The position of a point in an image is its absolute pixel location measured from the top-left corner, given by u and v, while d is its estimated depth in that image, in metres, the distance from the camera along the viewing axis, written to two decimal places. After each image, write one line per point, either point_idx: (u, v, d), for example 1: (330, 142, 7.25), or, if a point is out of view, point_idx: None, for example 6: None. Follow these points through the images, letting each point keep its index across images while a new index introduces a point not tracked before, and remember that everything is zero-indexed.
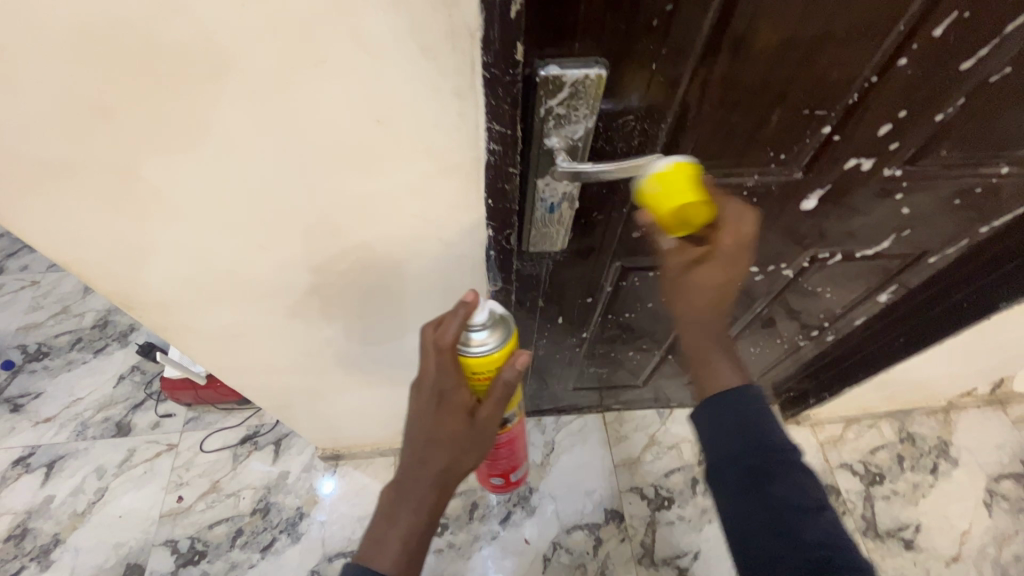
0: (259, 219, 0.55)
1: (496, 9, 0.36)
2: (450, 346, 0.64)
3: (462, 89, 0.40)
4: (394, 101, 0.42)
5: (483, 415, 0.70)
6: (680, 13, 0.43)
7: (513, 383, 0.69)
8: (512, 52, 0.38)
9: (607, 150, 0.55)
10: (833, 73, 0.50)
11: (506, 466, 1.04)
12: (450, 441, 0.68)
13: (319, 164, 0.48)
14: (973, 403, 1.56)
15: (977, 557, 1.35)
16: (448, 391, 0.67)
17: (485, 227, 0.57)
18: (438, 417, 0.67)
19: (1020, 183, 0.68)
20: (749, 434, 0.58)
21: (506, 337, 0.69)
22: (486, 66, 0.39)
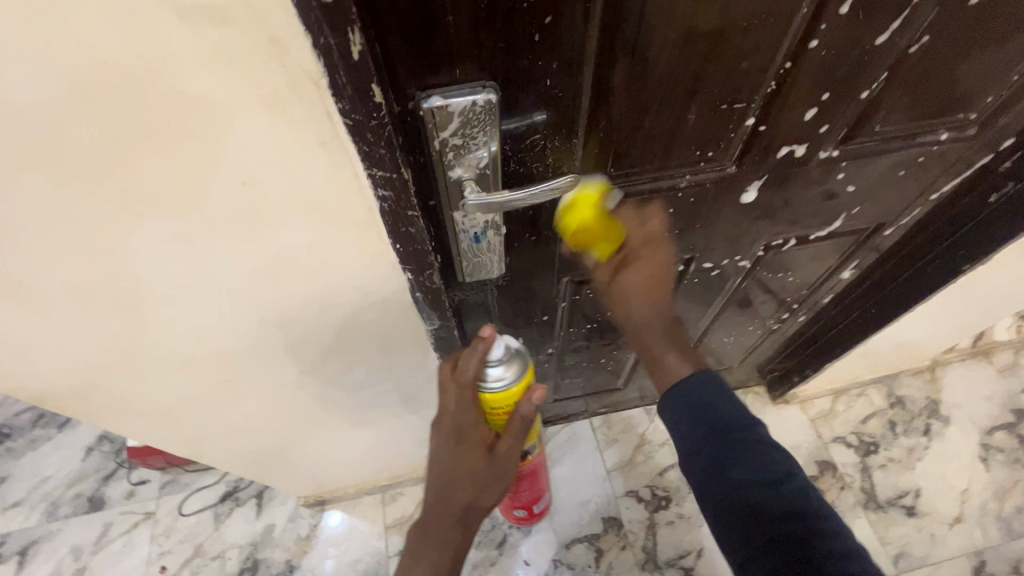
0: (151, 300, 0.50)
1: (336, 54, 0.32)
2: (466, 386, 0.58)
3: (326, 138, 0.36)
4: (254, 160, 0.37)
5: (503, 452, 0.64)
6: (563, 25, 0.39)
7: (532, 418, 0.62)
8: (371, 95, 0.34)
9: (522, 172, 0.52)
10: (744, 64, 0.46)
11: (528, 497, 0.99)
12: (470, 481, 0.63)
13: (195, 234, 0.43)
14: (958, 356, 1.54)
15: (979, 515, 1.34)
16: (465, 431, 0.61)
17: (403, 271, 0.53)
18: (456, 457, 0.62)
19: (961, 147, 0.66)
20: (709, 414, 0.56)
21: (524, 368, 0.62)
22: (345, 114, 0.35)
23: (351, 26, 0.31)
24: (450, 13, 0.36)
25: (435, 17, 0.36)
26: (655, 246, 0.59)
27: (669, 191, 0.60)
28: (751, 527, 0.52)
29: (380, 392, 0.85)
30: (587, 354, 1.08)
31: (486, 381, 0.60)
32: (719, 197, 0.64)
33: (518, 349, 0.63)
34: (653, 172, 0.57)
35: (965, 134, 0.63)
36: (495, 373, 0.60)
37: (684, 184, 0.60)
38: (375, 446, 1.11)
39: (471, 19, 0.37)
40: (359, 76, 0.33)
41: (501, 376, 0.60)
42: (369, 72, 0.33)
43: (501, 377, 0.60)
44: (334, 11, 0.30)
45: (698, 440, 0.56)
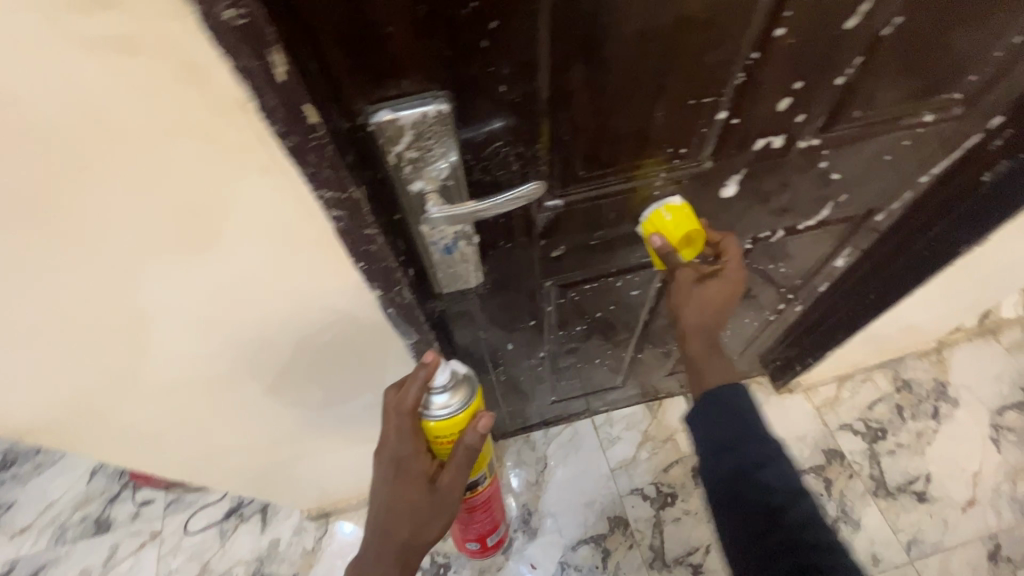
0: (112, 334, 0.49)
1: (261, 78, 0.30)
2: (405, 413, 0.60)
3: (264, 161, 0.35)
4: (194, 189, 0.36)
5: (444, 483, 0.64)
6: (511, 30, 0.38)
7: (475, 449, 0.63)
8: (305, 116, 0.33)
9: (488, 181, 0.50)
10: (709, 58, 0.44)
11: (485, 527, 0.98)
12: (409, 512, 0.63)
13: (146, 267, 0.42)
14: (964, 336, 1.51)
15: (992, 497, 1.32)
16: (405, 458, 0.62)
17: (371, 288, 0.52)
18: (396, 485, 0.63)
19: (948, 128, 0.63)
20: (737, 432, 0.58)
21: (470, 396, 0.63)
22: (281, 137, 0.34)
23: (272, 47, 0.29)
24: (390, 23, 0.35)
25: (374, 29, 0.35)
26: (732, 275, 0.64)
27: (645, 189, 0.58)
28: (774, 537, 0.53)
29: (369, 406, 0.84)
30: (582, 355, 1.07)
31: (430, 409, 0.61)
32: (698, 193, 0.62)
33: (469, 378, 0.65)
34: (626, 172, 0.55)
35: (951, 115, 0.61)
36: (439, 401, 0.61)
37: (660, 182, 0.58)
38: (372, 459, 1.09)
39: (413, 30, 0.36)
40: (290, 96, 0.32)
41: (447, 404, 0.61)
42: (299, 91, 0.32)
43: (445, 405, 0.61)
44: (251, 32, 0.28)
45: (722, 444, 0.58)
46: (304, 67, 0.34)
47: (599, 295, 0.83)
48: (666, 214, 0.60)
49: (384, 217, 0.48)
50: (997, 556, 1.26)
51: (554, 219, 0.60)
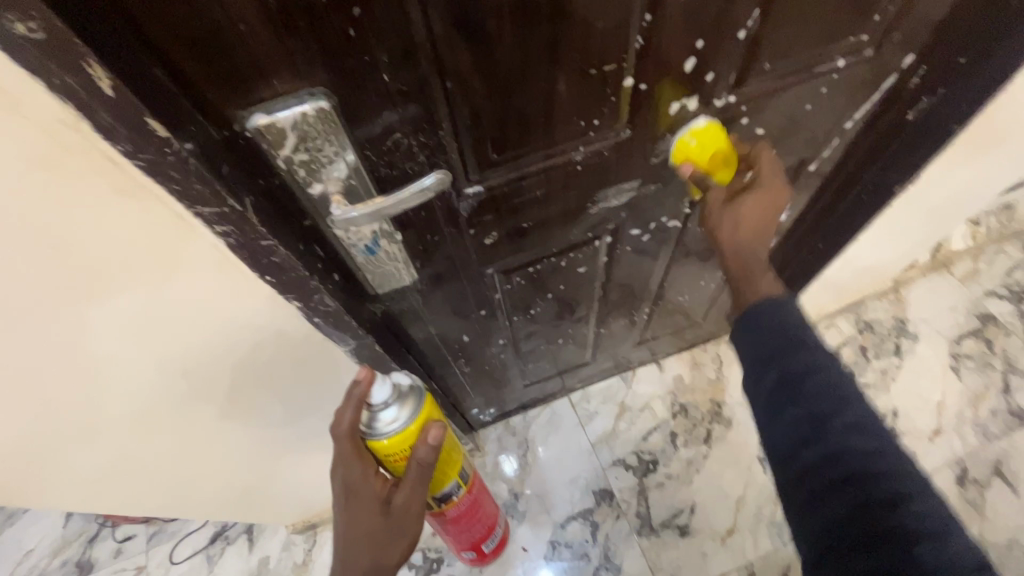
0: (11, 390, 0.46)
1: (86, 97, 0.30)
2: (343, 436, 0.59)
3: (121, 183, 0.35)
4: (57, 226, 0.35)
5: (400, 503, 0.61)
6: (376, 16, 0.36)
7: (428, 463, 0.60)
8: (151, 130, 0.33)
9: (396, 175, 0.48)
10: (600, 23, 0.43)
11: (482, 531, 0.96)
12: (367, 537, 0.62)
13: (30, 318, 0.40)
14: (919, 273, 1.55)
15: (956, 424, 1.36)
16: (355, 483, 0.60)
17: (288, 299, 0.51)
18: (350, 510, 0.62)
19: (862, 72, 0.63)
20: (779, 334, 0.52)
21: (417, 407, 0.62)
22: (132, 156, 0.33)
23: (85, 59, 0.28)
24: (240, 19, 0.32)
25: (223, 29, 0.32)
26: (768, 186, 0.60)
27: (566, 166, 0.57)
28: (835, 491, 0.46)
29: (329, 416, 0.83)
30: (544, 337, 1.06)
31: (377, 426, 0.60)
32: (622, 164, 0.61)
33: (413, 389, 0.63)
34: (541, 149, 0.53)
35: (863, 57, 0.60)
36: (385, 415, 0.60)
37: (581, 156, 0.56)
38: None
39: (266, 26, 0.33)
40: (125, 111, 0.31)
41: (394, 417, 0.60)
42: (134, 102, 0.31)
43: (392, 419, 0.60)
44: (55, 48, 0.27)
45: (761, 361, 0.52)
46: (150, 80, 0.32)
47: (547, 278, 0.82)
48: (691, 140, 0.59)
49: (292, 225, 0.46)
50: (965, 480, 1.30)
51: (478, 206, 0.58)
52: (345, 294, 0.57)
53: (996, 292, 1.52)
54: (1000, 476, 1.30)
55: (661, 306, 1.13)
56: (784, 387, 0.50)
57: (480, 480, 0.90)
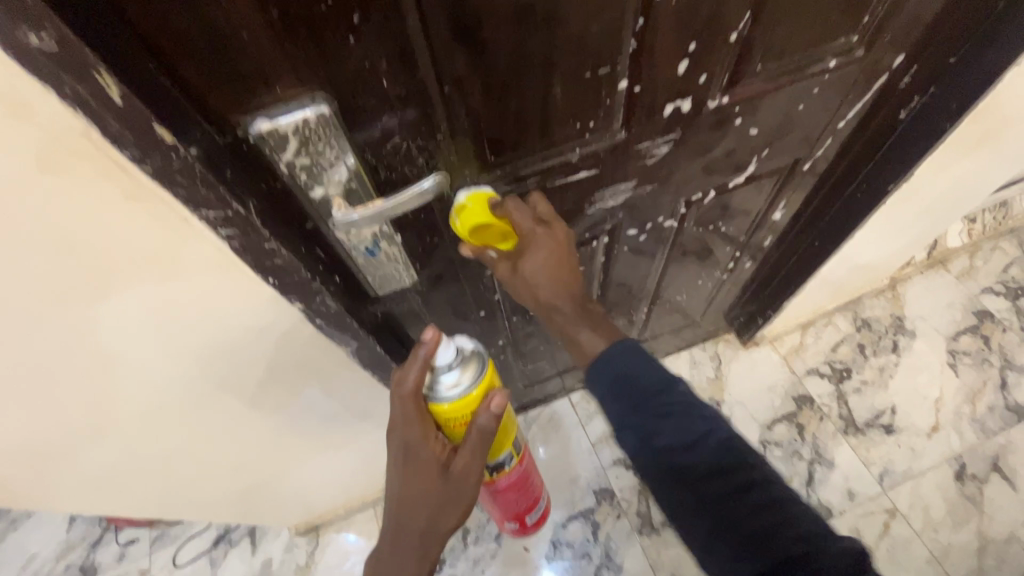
0: (19, 393, 0.46)
1: (96, 106, 0.31)
2: (407, 397, 0.59)
3: (130, 189, 0.36)
4: (67, 230, 0.36)
5: (458, 469, 0.62)
6: (375, 24, 0.37)
7: (489, 430, 0.61)
8: (157, 137, 0.34)
9: (395, 178, 0.49)
10: (594, 27, 0.44)
11: (526, 505, 0.96)
12: (423, 501, 0.62)
13: (41, 321, 0.41)
14: (915, 270, 1.56)
15: (955, 421, 1.37)
16: (414, 444, 0.61)
17: (290, 301, 0.52)
18: (407, 472, 0.62)
19: (853, 71, 0.64)
20: (630, 383, 0.56)
21: (479, 373, 0.63)
22: (139, 163, 0.34)
23: (95, 68, 0.29)
24: (243, 28, 0.33)
25: (226, 36, 0.33)
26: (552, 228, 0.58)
27: (562, 167, 0.58)
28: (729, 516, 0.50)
29: (330, 416, 0.83)
30: (544, 337, 1.07)
31: (438, 389, 0.62)
32: (618, 164, 0.62)
33: (475, 354, 0.65)
34: (538, 151, 0.54)
35: (854, 58, 0.61)
36: (448, 379, 0.62)
37: (577, 157, 0.57)
38: (350, 468, 1.08)
39: (269, 34, 0.34)
40: (133, 117, 0.32)
41: (456, 381, 0.62)
42: (141, 109, 0.32)
43: (454, 382, 0.62)
44: (66, 57, 0.28)
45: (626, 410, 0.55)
46: (156, 85, 0.32)
47: None
48: (456, 221, 0.54)
49: (293, 228, 0.47)
50: (963, 476, 1.31)
51: None
52: (345, 295, 0.58)
53: (993, 288, 1.53)
54: (998, 472, 1.31)
55: (659, 306, 1.14)
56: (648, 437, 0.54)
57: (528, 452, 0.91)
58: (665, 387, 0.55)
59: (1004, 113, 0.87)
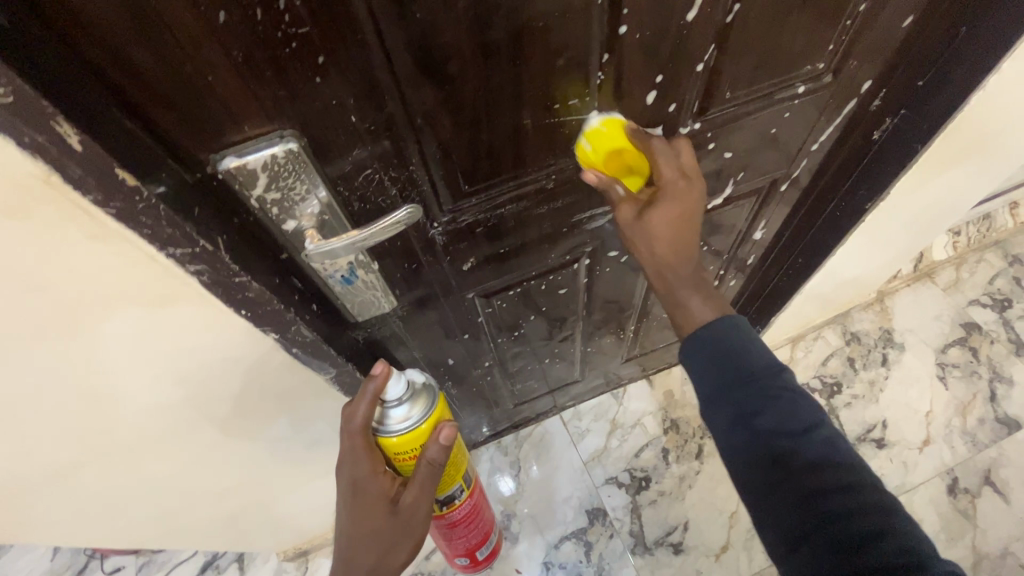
0: None
1: (55, 153, 0.31)
2: (355, 431, 0.61)
3: (95, 231, 0.36)
4: (30, 272, 0.37)
5: (406, 503, 0.63)
6: (339, 64, 0.37)
7: (437, 463, 0.63)
8: (119, 180, 0.34)
9: (368, 209, 0.50)
10: (560, 61, 0.45)
11: (478, 541, 0.95)
12: (371, 535, 0.63)
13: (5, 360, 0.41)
14: (902, 283, 1.57)
15: (946, 434, 1.36)
16: (362, 480, 0.62)
17: (266, 332, 0.52)
18: (356, 507, 0.63)
19: (824, 96, 0.65)
20: (738, 360, 0.53)
21: (428, 407, 0.65)
22: (102, 206, 0.35)
23: (53, 117, 0.30)
24: (209, 71, 0.34)
25: (192, 80, 0.34)
26: (691, 181, 0.56)
27: (538, 193, 0.58)
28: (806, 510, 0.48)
29: (312, 442, 0.82)
30: (531, 357, 1.07)
31: (388, 423, 0.63)
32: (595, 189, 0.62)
33: (426, 387, 0.67)
34: (511, 179, 0.55)
35: (822, 84, 0.63)
36: (398, 412, 0.63)
37: (552, 183, 0.58)
38: (337, 493, 1.07)
39: (233, 77, 0.35)
40: (93, 163, 0.33)
41: (405, 415, 0.63)
42: (102, 154, 0.32)
43: (404, 417, 0.63)
44: (23, 109, 0.29)
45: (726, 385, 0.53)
46: (117, 127, 0.33)
47: (528, 300, 0.83)
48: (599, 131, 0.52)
49: (267, 258, 0.47)
50: (956, 490, 1.30)
51: (453, 235, 0.59)
52: (323, 323, 0.58)
53: (979, 300, 1.54)
54: (990, 486, 1.30)
55: (646, 323, 1.15)
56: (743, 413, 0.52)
57: (479, 486, 0.91)
58: (773, 370, 0.53)
59: (977, 134, 0.89)
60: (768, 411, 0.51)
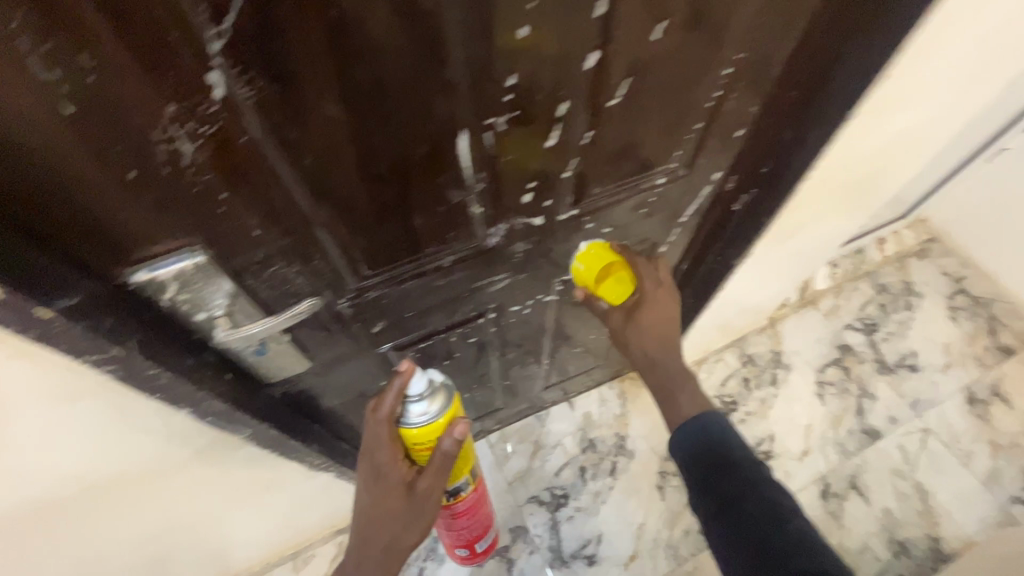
0: None
1: None
2: (381, 421, 0.69)
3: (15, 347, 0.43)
4: None
5: (422, 486, 0.73)
6: (240, 197, 0.44)
7: (451, 452, 0.71)
8: (36, 312, 0.39)
9: (274, 296, 0.56)
10: (439, 179, 0.53)
11: (475, 534, 1.04)
12: (390, 512, 0.73)
13: None
14: (790, 310, 1.78)
15: (821, 444, 1.56)
16: (385, 464, 0.71)
17: (179, 407, 0.57)
18: (378, 487, 0.72)
19: (682, 184, 0.77)
20: (713, 449, 0.73)
21: (446, 403, 0.72)
22: (21, 332, 0.40)
23: None
24: (120, 211, 0.40)
25: (105, 218, 0.39)
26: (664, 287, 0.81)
27: (437, 269, 0.66)
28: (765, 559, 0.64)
29: (232, 489, 0.86)
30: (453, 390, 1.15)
31: (409, 416, 0.70)
32: (488, 263, 0.71)
33: (444, 386, 0.73)
34: (410, 261, 0.63)
35: (679, 175, 0.74)
36: (417, 408, 0.70)
37: (449, 260, 0.66)
38: (262, 529, 1.10)
39: (143, 213, 0.41)
40: (18, 304, 0.38)
41: (424, 410, 0.70)
42: (22, 297, 0.38)
43: (422, 412, 0.70)
44: None
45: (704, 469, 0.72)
46: (38, 266, 0.38)
47: (440, 349, 0.90)
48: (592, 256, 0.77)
49: (181, 347, 0.53)
50: (828, 493, 1.49)
51: (360, 305, 0.66)
52: (238, 391, 0.64)
53: (852, 324, 1.77)
54: (855, 489, 1.50)
55: (559, 355, 1.26)
56: (716, 491, 0.70)
57: (483, 483, 0.99)
58: (746, 462, 0.72)
59: (858, 174, 0.91)
60: (738, 491, 0.69)
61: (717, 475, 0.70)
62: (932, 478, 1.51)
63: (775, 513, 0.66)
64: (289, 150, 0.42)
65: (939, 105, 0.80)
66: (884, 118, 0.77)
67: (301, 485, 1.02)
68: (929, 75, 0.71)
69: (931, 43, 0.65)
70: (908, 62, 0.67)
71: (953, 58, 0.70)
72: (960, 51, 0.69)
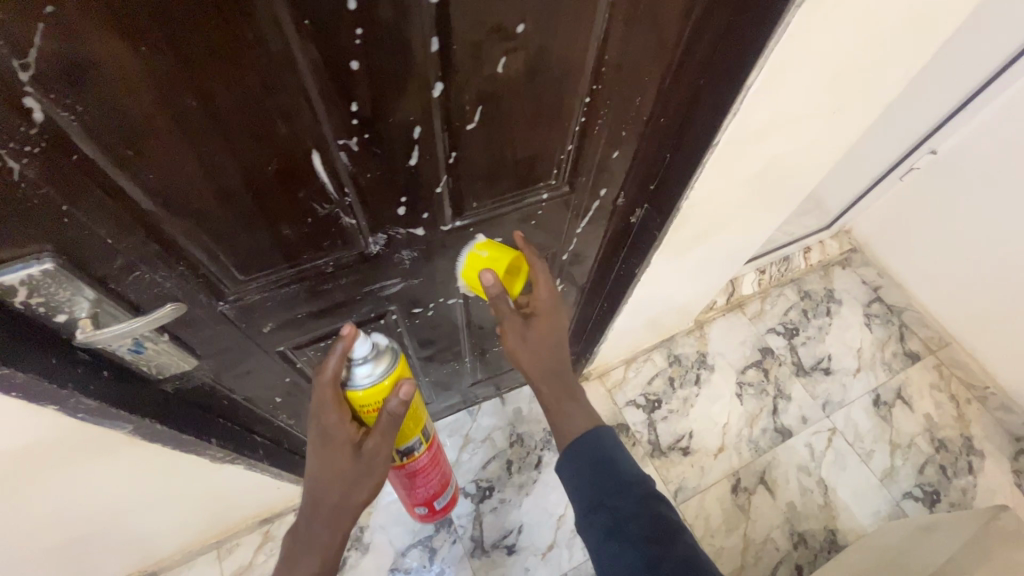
0: None
1: None
2: (326, 382, 0.71)
3: None
4: None
5: (369, 447, 0.73)
6: (84, 208, 0.46)
7: (398, 413, 0.73)
8: None
9: (142, 301, 0.58)
10: (298, 192, 0.56)
11: (434, 492, 1.05)
12: (337, 475, 0.72)
13: None
14: (717, 313, 1.85)
15: (736, 442, 1.65)
16: (331, 426, 0.72)
17: (45, 404, 0.59)
18: (324, 452, 0.72)
19: (568, 199, 0.81)
20: (605, 464, 0.71)
21: (392, 364, 0.75)
22: None
23: None
24: None
25: None
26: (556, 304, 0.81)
27: (319, 274, 0.69)
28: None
29: (131, 484, 0.88)
30: None
31: (354, 378, 0.73)
32: (374, 269, 0.74)
33: (389, 349, 0.77)
34: (287, 267, 0.66)
35: (562, 191, 0.78)
36: (362, 369, 0.73)
37: (330, 265, 0.69)
38: (176, 521, 1.12)
39: None
40: None
41: (369, 371, 0.73)
42: None
43: (368, 372, 0.73)
44: None
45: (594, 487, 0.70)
46: None
47: None
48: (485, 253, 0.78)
49: (43, 343, 0.55)
50: (737, 488, 1.58)
51: (243, 308, 0.68)
52: (117, 391, 0.66)
53: (774, 328, 1.84)
54: (763, 484, 1.59)
55: (480, 353, 1.29)
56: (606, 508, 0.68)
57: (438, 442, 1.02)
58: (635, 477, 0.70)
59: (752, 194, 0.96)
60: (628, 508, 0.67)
61: (616, 491, 0.68)
62: (835, 475, 1.60)
63: (663, 527, 0.65)
64: (127, 166, 0.45)
65: (821, 123, 0.81)
66: (762, 133, 0.77)
67: (211, 480, 1.03)
68: (804, 84, 0.71)
69: (793, 62, 0.65)
70: (770, 86, 0.68)
71: (829, 62, 0.68)
72: (828, 69, 0.69)
